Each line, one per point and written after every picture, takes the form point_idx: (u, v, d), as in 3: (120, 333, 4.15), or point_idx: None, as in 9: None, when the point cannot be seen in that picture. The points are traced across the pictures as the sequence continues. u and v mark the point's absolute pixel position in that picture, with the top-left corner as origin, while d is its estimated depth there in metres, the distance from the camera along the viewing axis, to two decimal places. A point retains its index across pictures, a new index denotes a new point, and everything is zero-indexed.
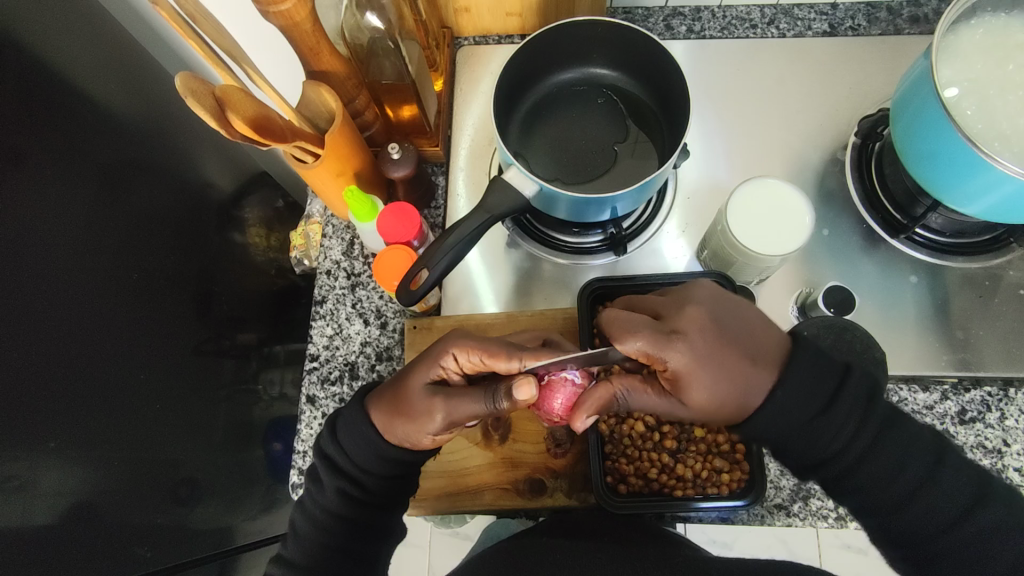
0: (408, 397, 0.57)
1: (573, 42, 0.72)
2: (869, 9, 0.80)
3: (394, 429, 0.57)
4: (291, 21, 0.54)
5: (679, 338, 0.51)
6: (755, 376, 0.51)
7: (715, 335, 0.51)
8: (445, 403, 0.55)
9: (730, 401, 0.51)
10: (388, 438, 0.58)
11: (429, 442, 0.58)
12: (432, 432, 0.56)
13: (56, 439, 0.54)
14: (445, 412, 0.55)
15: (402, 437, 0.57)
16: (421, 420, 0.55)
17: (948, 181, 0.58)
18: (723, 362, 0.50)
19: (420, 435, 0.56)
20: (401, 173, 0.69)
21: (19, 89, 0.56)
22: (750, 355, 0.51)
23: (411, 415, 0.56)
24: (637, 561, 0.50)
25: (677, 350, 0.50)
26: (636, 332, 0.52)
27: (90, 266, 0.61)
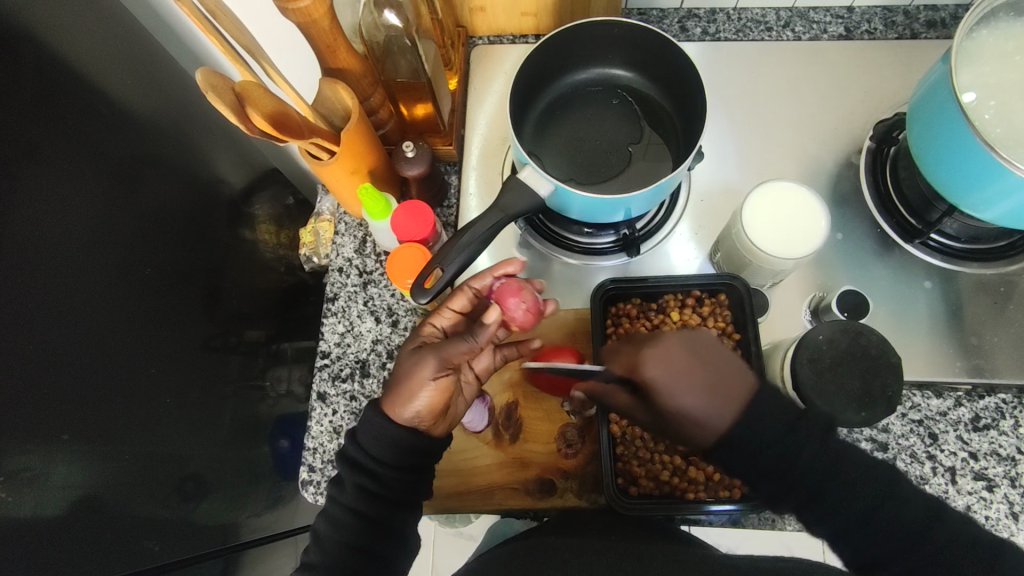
0: (400, 366, 0.60)
1: (589, 43, 0.72)
2: (885, 13, 0.80)
3: (398, 394, 0.59)
4: (310, 18, 0.54)
5: (651, 352, 0.57)
6: (723, 394, 0.54)
7: (686, 355, 0.56)
8: (433, 350, 0.60)
9: (698, 418, 0.54)
10: (398, 413, 0.59)
11: (434, 399, 0.58)
12: (429, 378, 0.58)
13: (68, 431, 0.54)
14: (434, 355, 0.59)
15: (406, 399, 0.58)
16: (415, 371, 0.58)
17: (964, 186, 0.58)
18: (689, 378, 0.55)
19: (421, 387, 0.58)
20: (415, 171, 0.69)
21: (37, 82, 0.56)
22: (716, 372, 0.55)
23: (407, 375, 0.59)
24: (645, 561, 0.50)
25: (648, 364, 0.57)
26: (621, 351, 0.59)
27: (104, 260, 0.61)
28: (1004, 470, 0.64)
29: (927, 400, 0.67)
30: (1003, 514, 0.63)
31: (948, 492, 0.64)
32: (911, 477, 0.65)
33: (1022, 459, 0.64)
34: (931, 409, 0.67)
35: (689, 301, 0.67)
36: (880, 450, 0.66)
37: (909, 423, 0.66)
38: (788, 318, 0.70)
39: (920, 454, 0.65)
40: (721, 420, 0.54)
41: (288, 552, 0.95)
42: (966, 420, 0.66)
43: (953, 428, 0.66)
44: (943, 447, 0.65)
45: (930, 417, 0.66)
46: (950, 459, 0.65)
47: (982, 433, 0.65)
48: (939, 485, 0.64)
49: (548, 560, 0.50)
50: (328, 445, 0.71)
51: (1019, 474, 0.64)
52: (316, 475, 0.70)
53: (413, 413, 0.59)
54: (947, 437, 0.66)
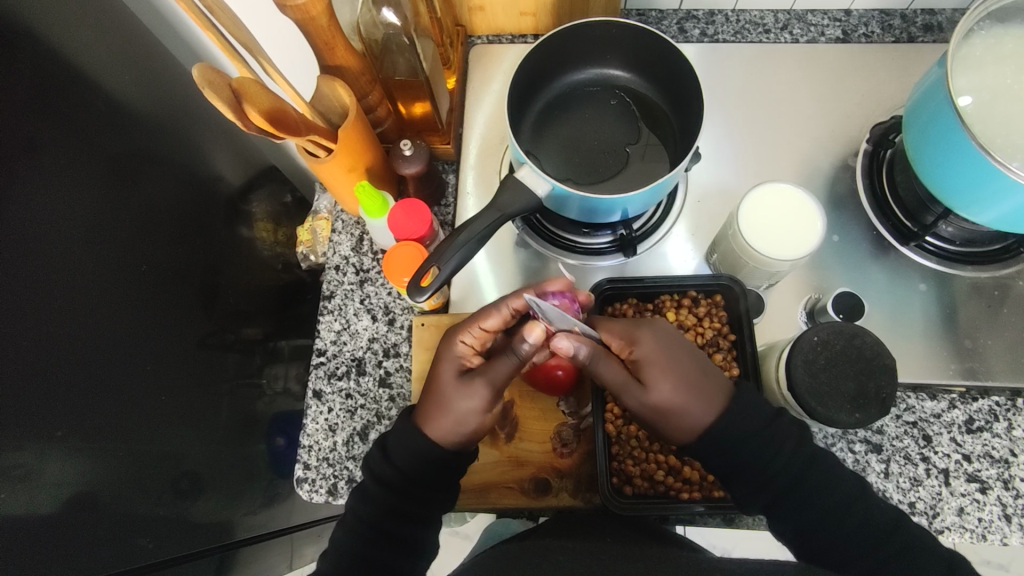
0: (443, 394, 0.59)
1: (587, 42, 0.72)
2: (882, 16, 0.81)
3: (450, 424, 0.58)
4: (308, 15, 0.54)
5: (648, 331, 0.57)
6: (707, 388, 0.55)
7: (677, 346, 0.57)
8: (481, 377, 0.59)
9: (687, 406, 0.54)
10: (448, 442, 0.58)
11: (482, 426, 0.60)
12: (482, 409, 0.58)
13: (63, 428, 0.54)
14: (485, 383, 0.59)
15: (458, 430, 0.58)
16: (466, 403, 0.58)
17: (959, 189, 0.58)
18: (681, 365, 0.55)
19: (475, 418, 0.58)
20: (413, 169, 0.69)
21: (33, 77, 0.56)
22: (704, 366, 0.56)
23: (455, 404, 0.58)
24: (640, 560, 0.49)
25: (646, 337, 0.57)
26: (614, 324, 0.59)
27: (99, 256, 0.61)
28: (997, 472, 0.64)
29: (921, 402, 0.67)
30: (996, 516, 0.63)
31: (941, 494, 0.64)
32: (905, 478, 0.65)
33: (1015, 462, 0.64)
34: (925, 411, 0.67)
35: (685, 301, 0.67)
36: (874, 452, 0.66)
37: (903, 426, 0.66)
38: (783, 320, 0.70)
39: (913, 456, 0.65)
40: (705, 416, 0.54)
41: (282, 550, 0.95)
42: (960, 422, 0.66)
43: (946, 430, 0.66)
44: (937, 449, 0.65)
45: (924, 419, 0.66)
46: (943, 461, 0.65)
47: (976, 435, 0.65)
48: (932, 487, 0.64)
49: (544, 559, 0.50)
50: (323, 443, 0.71)
51: (1012, 476, 0.64)
52: (311, 473, 0.70)
53: (462, 440, 0.59)
54: (940, 439, 0.66)
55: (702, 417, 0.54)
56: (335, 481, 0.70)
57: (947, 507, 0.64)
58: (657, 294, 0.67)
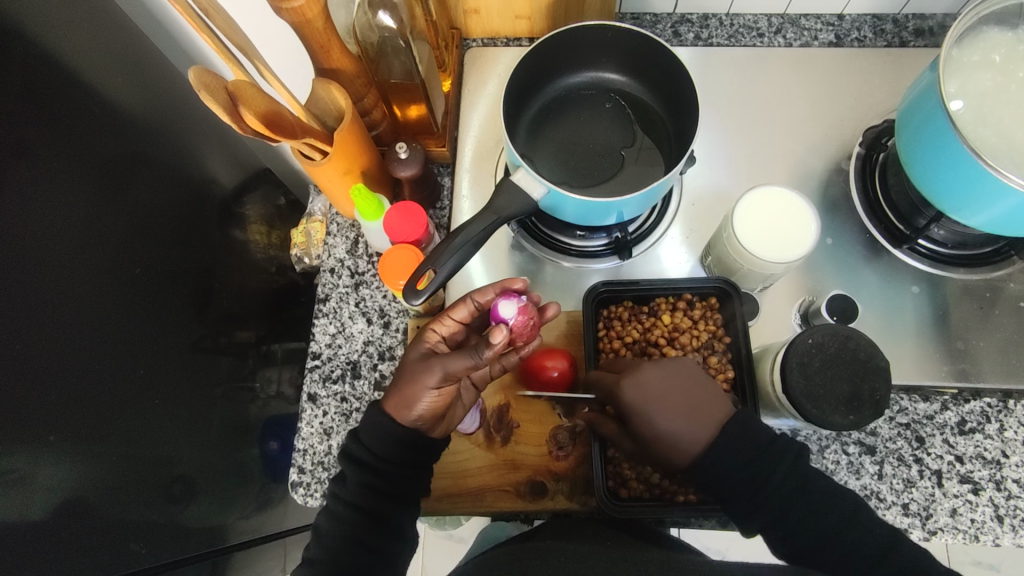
0: (405, 369, 0.59)
1: (583, 45, 0.72)
2: (875, 21, 0.81)
3: (402, 399, 0.58)
4: (303, 18, 0.53)
5: (630, 377, 0.58)
6: (703, 415, 0.55)
7: (664, 379, 0.58)
8: (440, 359, 0.57)
9: (672, 437, 0.55)
10: (399, 417, 0.58)
11: (435, 404, 0.58)
12: (432, 386, 0.57)
13: (55, 433, 0.54)
14: (439, 363, 0.56)
15: (407, 405, 0.57)
16: (418, 377, 0.57)
17: (951, 193, 0.59)
18: (668, 402, 0.56)
19: (425, 395, 0.57)
20: (408, 172, 0.69)
21: (25, 78, 0.56)
22: (694, 394, 0.56)
23: (409, 379, 0.58)
24: (636, 564, 0.49)
25: (625, 386, 0.58)
26: (600, 377, 0.61)
27: (91, 259, 0.60)
28: (990, 473, 0.65)
29: (914, 404, 0.68)
30: (989, 517, 0.63)
31: (934, 495, 0.64)
32: (898, 480, 0.65)
33: (1007, 463, 0.65)
34: (917, 412, 0.67)
35: (681, 304, 0.67)
36: (868, 453, 0.66)
37: (896, 427, 0.67)
38: (777, 323, 0.71)
39: (907, 458, 0.66)
40: (699, 441, 0.54)
41: (276, 555, 0.94)
42: (952, 423, 0.67)
43: (939, 431, 0.66)
44: (930, 450, 0.66)
45: (917, 420, 0.67)
46: (936, 462, 0.65)
47: (968, 437, 0.66)
48: (925, 488, 0.65)
49: (544, 563, 0.50)
50: (318, 447, 0.71)
51: (1004, 477, 0.64)
52: (306, 477, 0.69)
53: (413, 419, 0.58)
54: (933, 441, 0.66)
55: (697, 442, 0.54)
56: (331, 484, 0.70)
57: (940, 508, 0.64)
58: (653, 297, 0.68)
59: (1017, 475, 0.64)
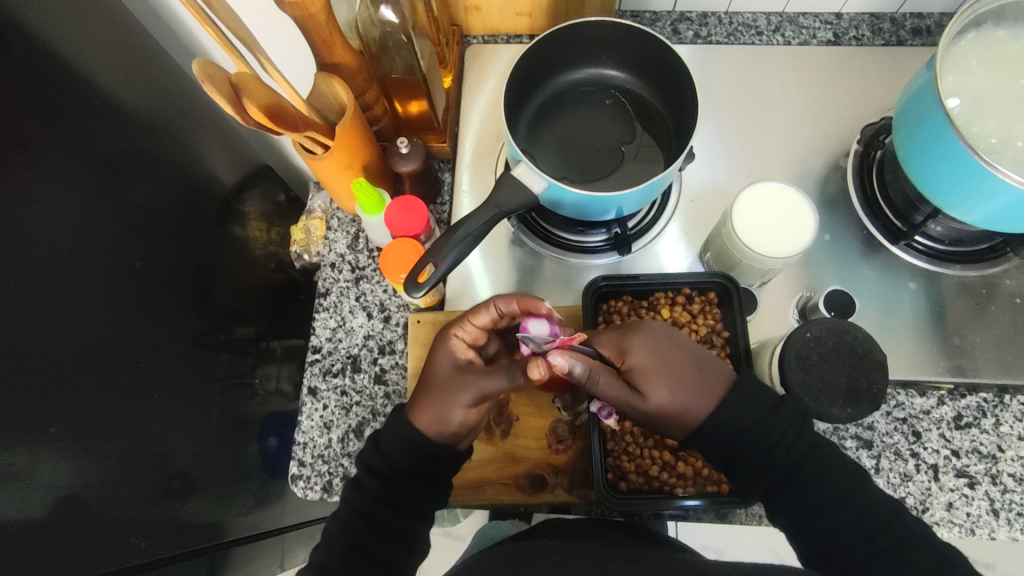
0: (439, 385, 0.61)
1: (583, 42, 0.73)
2: (872, 20, 0.82)
3: (437, 413, 0.60)
4: (306, 12, 0.54)
5: (638, 338, 0.57)
6: (705, 383, 0.56)
7: (668, 344, 0.57)
8: (476, 377, 0.61)
9: (684, 406, 0.55)
10: (435, 434, 0.60)
11: (470, 421, 0.61)
12: (467, 406, 0.60)
13: (56, 425, 0.54)
14: (475, 384, 0.60)
15: (444, 420, 0.60)
16: (454, 394, 0.60)
17: (946, 188, 0.60)
18: (676, 367, 0.56)
19: (461, 412, 0.60)
20: (410, 167, 0.69)
21: (27, 73, 0.56)
22: (695, 361, 0.56)
23: (444, 394, 0.60)
24: (636, 561, 0.50)
25: (634, 345, 0.57)
26: (603, 336, 0.59)
27: (90, 253, 0.60)
28: (985, 467, 0.65)
29: (911, 399, 0.68)
30: (984, 511, 0.64)
31: (930, 489, 0.65)
32: (895, 473, 0.66)
33: (1003, 457, 0.65)
34: (914, 408, 0.68)
35: (680, 298, 0.67)
36: (865, 447, 0.67)
37: (893, 422, 0.67)
38: (775, 318, 0.71)
39: (903, 452, 0.66)
40: (704, 409, 0.55)
41: (275, 551, 0.94)
42: (949, 418, 0.67)
43: (936, 426, 0.67)
44: (927, 445, 0.66)
45: (914, 415, 0.67)
46: (932, 456, 0.66)
47: (965, 431, 0.66)
48: (922, 482, 0.65)
49: (543, 559, 0.50)
50: (318, 440, 0.71)
51: (1000, 471, 0.65)
52: (307, 470, 0.70)
53: (446, 435, 0.60)
54: (930, 435, 0.67)
55: (700, 412, 0.55)
56: (331, 478, 0.70)
57: (936, 502, 0.64)
58: (652, 291, 0.68)
59: (1013, 469, 0.65)
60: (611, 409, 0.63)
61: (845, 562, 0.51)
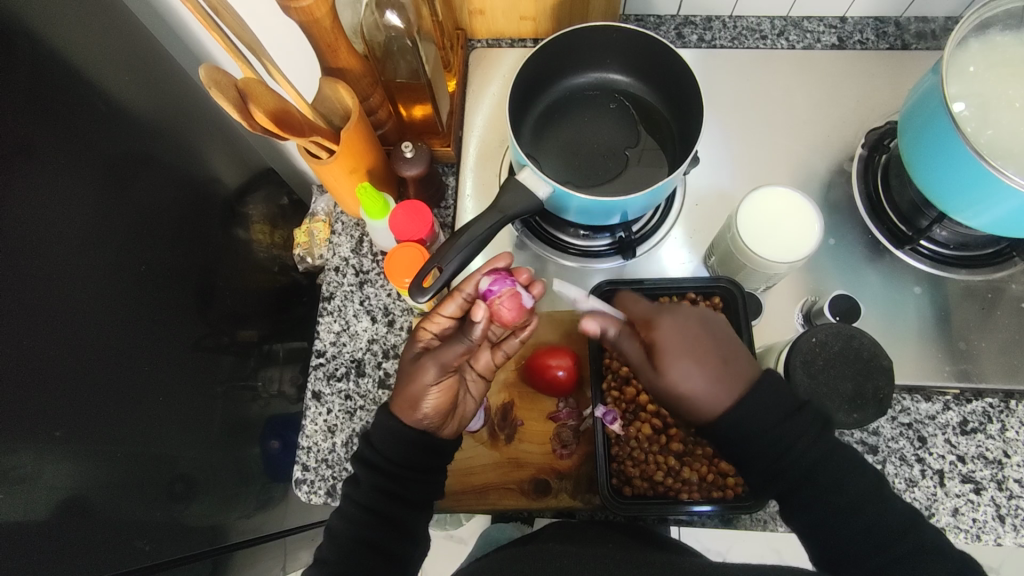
0: (405, 372, 0.62)
1: (588, 46, 0.73)
2: (877, 24, 0.82)
3: (405, 397, 0.59)
4: (312, 17, 0.54)
5: (667, 316, 0.58)
6: (727, 371, 0.55)
7: (696, 328, 0.57)
8: (432, 355, 0.61)
9: (700, 391, 0.54)
10: (408, 419, 0.59)
11: (439, 401, 0.60)
12: (431, 379, 0.59)
13: (61, 428, 0.54)
14: (434, 359, 0.60)
15: (413, 404, 0.59)
16: (416, 372, 0.60)
17: (951, 193, 0.59)
18: (698, 348, 0.56)
19: (425, 391, 0.59)
20: (414, 171, 0.69)
21: (33, 77, 0.56)
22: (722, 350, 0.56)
23: (409, 378, 0.60)
24: (640, 565, 0.49)
25: (662, 320, 0.58)
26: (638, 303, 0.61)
27: (94, 257, 0.60)
28: (991, 473, 0.65)
29: (916, 404, 0.68)
30: (990, 517, 0.64)
31: (936, 495, 0.65)
32: (901, 479, 0.65)
33: (1009, 463, 0.65)
34: (920, 413, 0.68)
35: (684, 303, 0.67)
36: (870, 453, 0.66)
37: (898, 427, 0.67)
38: (780, 322, 0.71)
39: (909, 457, 0.66)
40: (720, 401, 0.54)
41: (277, 554, 0.94)
42: (954, 423, 0.67)
43: (941, 431, 0.67)
44: (932, 450, 0.66)
45: (919, 421, 0.67)
46: (938, 462, 0.66)
47: (970, 437, 0.66)
48: (927, 487, 0.65)
49: (549, 563, 0.50)
50: (322, 444, 0.71)
51: (1006, 477, 0.65)
52: (310, 474, 0.69)
53: (419, 418, 0.59)
54: (935, 440, 0.66)
55: (722, 403, 0.54)
56: (334, 482, 0.70)
57: (941, 507, 0.64)
58: (657, 296, 0.68)
59: (1019, 475, 0.65)
60: (616, 415, 0.64)
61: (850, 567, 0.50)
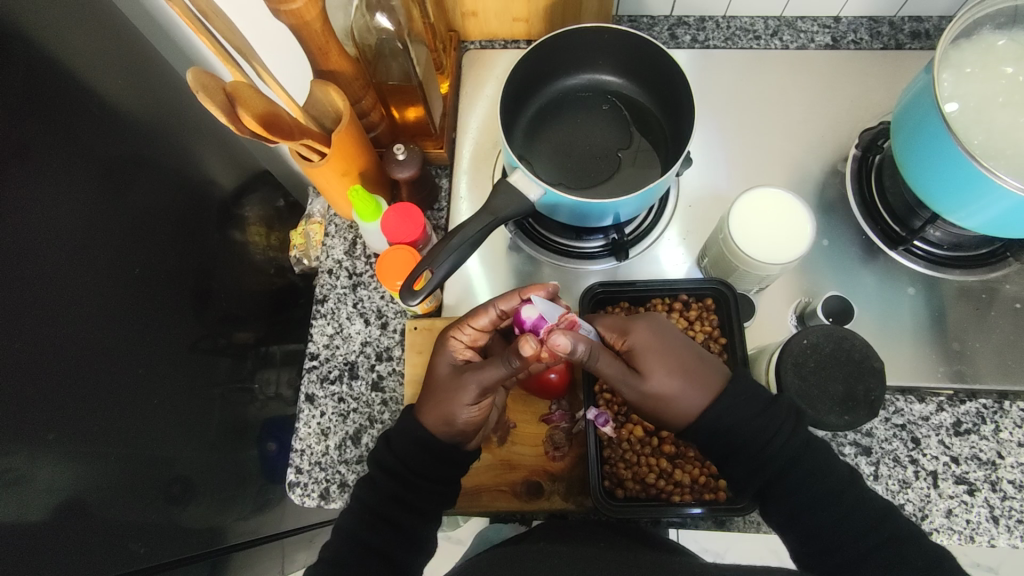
0: (440, 386, 0.60)
1: (581, 48, 0.73)
2: (871, 24, 0.82)
3: (439, 413, 0.59)
4: (302, 20, 0.54)
5: (641, 322, 0.59)
6: (700, 373, 0.56)
7: (670, 336, 0.58)
8: (473, 373, 0.58)
9: (676, 395, 0.55)
10: (440, 432, 0.59)
11: (474, 418, 0.60)
12: (471, 402, 0.58)
13: (54, 431, 0.54)
14: (474, 378, 0.58)
15: (448, 420, 0.59)
16: (455, 391, 0.58)
17: (945, 194, 0.59)
18: (674, 355, 0.56)
19: (463, 411, 0.58)
20: (406, 173, 0.69)
21: (27, 80, 0.56)
22: (697, 354, 0.57)
23: (444, 394, 0.59)
24: (634, 568, 0.49)
25: (637, 328, 0.58)
26: (605, 316, 0.61)
27: (88, 260, 0.60)
28: (985, 474, 0.65)
29: (910, 405, 0.68)
30: (984, 518, 0.63)
31: (929, 496, 0.65)
32: (894, 480, 0.65)
33: (1002, 464, 0.65)
34: (913, 414, 0.67)
35: (677, 305, 0.67)
36: (863, 454, 0.66)
37: (892, 428, 0.67)
38: (774, 323, 0.71)
39: (902, 459, 0.66)
40: (695, 405, 0.55)
41: (274, 556, 0.94)
42: (948, 424, 0.67)
43: (934, 433, 0.67)
44: (926, 451, 0.66)
45: (912, 422, 0.67)
46: (931, 463, 0.66)
47: (964, 438, 0.66)
48: (921, 489, 0.65)
49: (542, 565, 0.50)
50: (316, 447, 0.71)
51: (1000, 478, 0.64)
52: (304, 477, 0.69)
53: (453, 432, 0.60)
54: (929, 441, 0.66)
55: (694, 404, 0.55)
56: (328, 484, 0.70)
57: (935, 509, 0.64)
58: (649, 297, 0.68)
59: (1013, 476, 0.64)
60: (608, 417, 0.63)
61: (840, 567, 0.50)
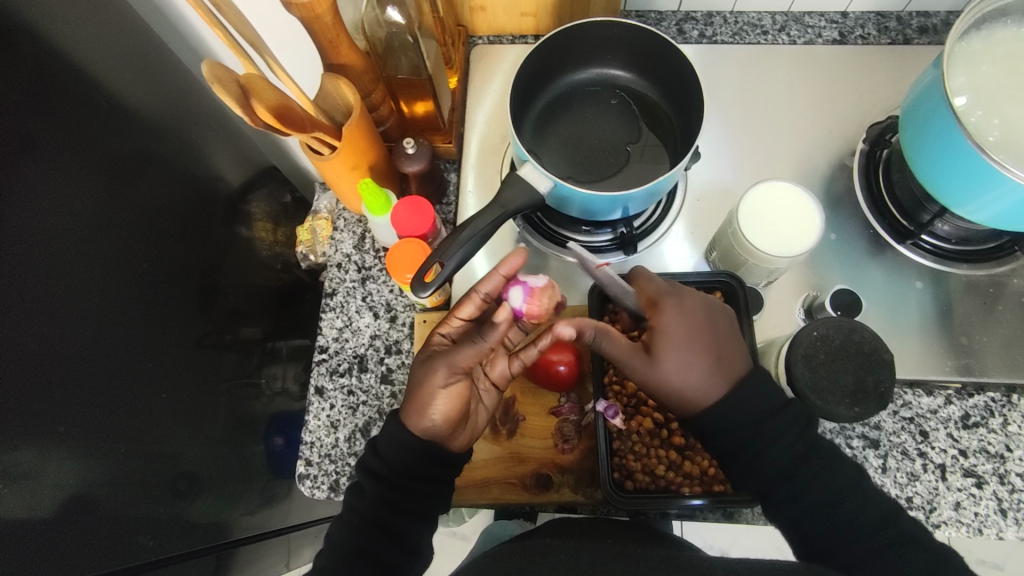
0: (416, 378, 0.61)
1: (588, 43, 0.73)
2: (878, 18, 0.82)
3: (413, 405, 0.59)
4: (313, 13, 0.54)
5: (674, 305, 0.58)
6: (723, 365, 0.56)
7: (700, 320, 0.58)
8: (444, 359, 0.61)
9: (686, 382, 0.56)
10: (415, 427, 0.59)
11: (448, 408, 0.59)
12: (441, 386, 0.59)
13: (64, 424, 0.55)
14: (442, 362, 0.60)
15: (421, 411, 0.59)
16: (424, 379, 0.60)
17: (954, 188, 0.59)
18: (698, 341, 0.56)
19: (433, 398, 0.59)
20: (415, 167, 0.70)
21: (37, 77, 0.57)
22: (719, 349, 0.56)
23: (417, 385, 0.60)
24: (640, 562, 0.49)
25: (669, 306, 0.58)
26: (651, 282, 0.61)
27: (97, 254, 0.61)
28: (993, 468, 0.65)
29: (918, 398, 0.68)
30: (992, 511, 0.64)
31: (938, 489, 0.65)
32: (902, 473, 0.65)
33: (1011, 457, 0.65)
34: (921, 407, 0.68)
35: None
36: (871, 447, 0.67)
37: (900, 421, 0.67)
38: (781, 317, 0.71)
39: (911, 451, 0.66)
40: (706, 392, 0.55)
41: (280, 551, 0.95)
42: (956, 417, 0.67)
43: (943, 426, 0.67)
44: (934, 444, 0.66)
45: (921, 415, 0.67)
46: (940, 456, 0.66)
47: (972, 431, 0.66)
48: (929, 481, 0.65)
49: (551, 557, 0.50)
50: (324, 440, 0.71)
51: (1008, 471, 0.65)
52: (314, 469, 0.70)
53: (429, 426, 0.59)
54: (937, 435, 0.67)
55: (701, 392, 0.55)
56: (337, 477, 0.70)
57: (943, 502, 0.64)
58: None
59: (1021, 469, 0.65)
60: (618, 409, 0.64)
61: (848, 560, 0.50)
